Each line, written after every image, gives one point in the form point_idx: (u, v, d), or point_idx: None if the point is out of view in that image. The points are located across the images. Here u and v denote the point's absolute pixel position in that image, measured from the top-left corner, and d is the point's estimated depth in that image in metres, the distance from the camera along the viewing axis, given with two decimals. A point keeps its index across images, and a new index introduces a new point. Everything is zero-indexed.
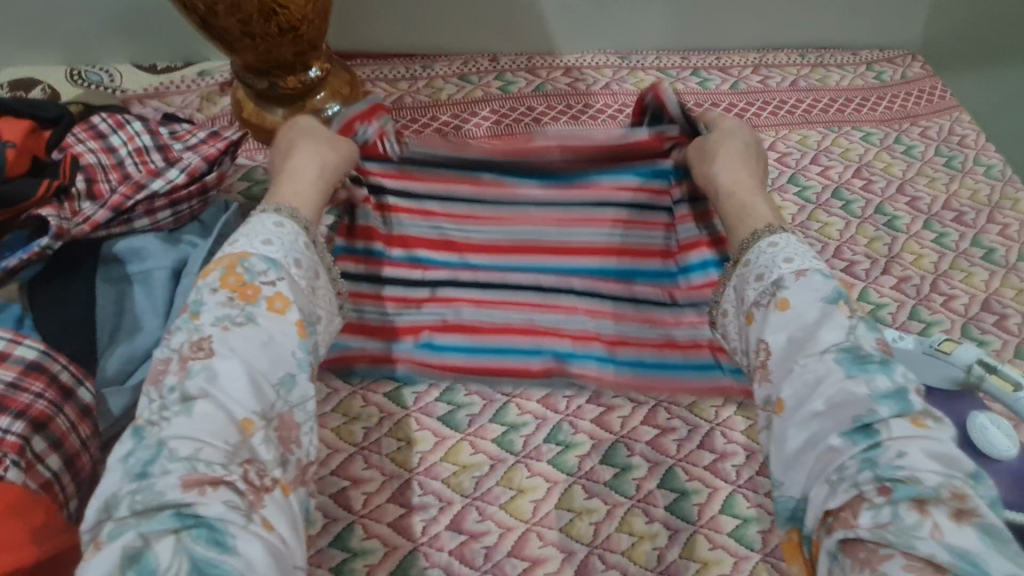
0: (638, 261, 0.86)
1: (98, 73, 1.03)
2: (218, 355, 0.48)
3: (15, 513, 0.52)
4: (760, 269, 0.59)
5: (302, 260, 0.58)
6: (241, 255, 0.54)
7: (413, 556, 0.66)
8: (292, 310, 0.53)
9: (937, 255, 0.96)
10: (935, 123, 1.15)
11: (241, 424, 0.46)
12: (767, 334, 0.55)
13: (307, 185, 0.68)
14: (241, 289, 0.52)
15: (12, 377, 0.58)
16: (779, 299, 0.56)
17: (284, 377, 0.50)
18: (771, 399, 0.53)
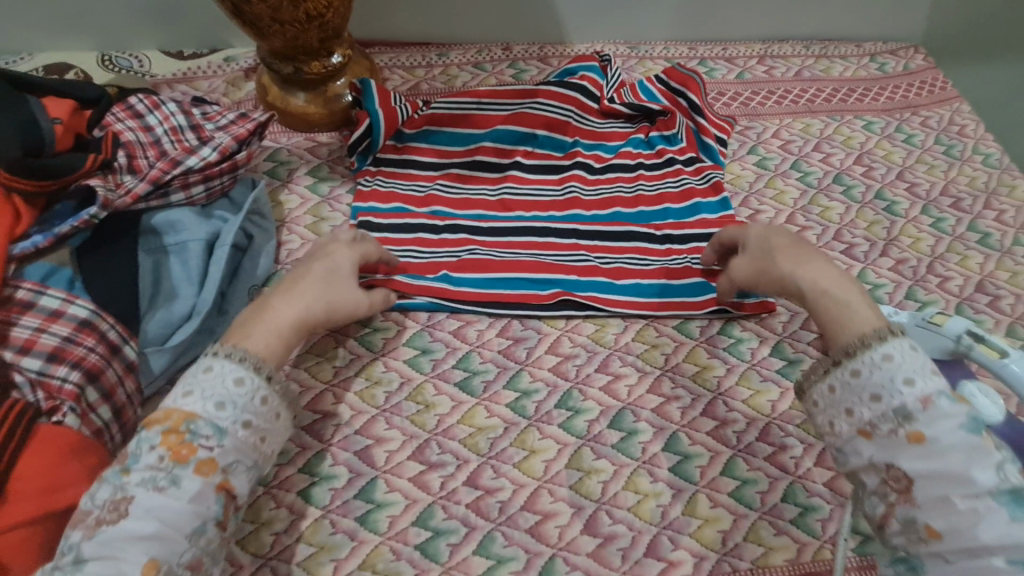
0: (642, 247, 0.92)
1: (128, 58, 1.08)
2: (132, 517, 0.51)
3: (75, 454, 0.57)
4: (875, 388, 0.58)
5: (253, 420, 0.58)
6: (188, 417, 0.55)
7: (433, 509, 0.71)
8: (219, 473, 0.54)
9: (934, 238, 1.00)
10: (936, 113, 1.18)
11: (144, 567, 0.49)
12: (899, 461, 0.55)
13: (279, 332, 0.63)
14: (176, 449, 0.54)
15: (67, 333, 0.62)
16: (910, 433, 0.55)
17: (198, 527, 0.53)
18: (919, 525, 0.54)
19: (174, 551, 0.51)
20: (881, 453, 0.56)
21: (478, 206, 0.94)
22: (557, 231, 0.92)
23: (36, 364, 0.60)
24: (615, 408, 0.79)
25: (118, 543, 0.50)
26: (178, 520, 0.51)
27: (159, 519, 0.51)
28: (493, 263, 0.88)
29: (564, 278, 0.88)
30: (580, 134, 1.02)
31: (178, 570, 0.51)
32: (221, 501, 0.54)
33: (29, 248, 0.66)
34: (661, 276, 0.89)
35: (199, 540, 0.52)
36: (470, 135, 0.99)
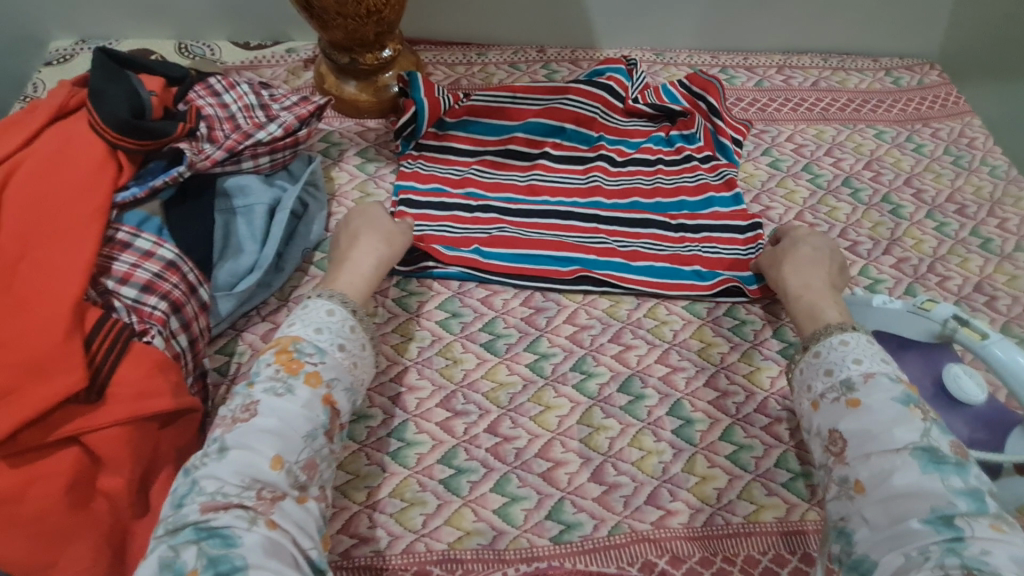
0: (658, 234, 0.99)
1: (201, 47, 1.20)
2: (260, 415, 0.60)
3: (163, 369, 0.66)
4: (830, 364, 0.69)
5: (345, 344, 0.69)
6: (294, 339, 0.67)
7: (456, 450, 0.79)
8: (324, 385, 0.65)
9: (936, 241, 1.05)
10: (947, 126, 1.24)
11: (272, 461, 0.57)
12: (838, 425, 0.64)
13: (361, 279, 0.79)
14: (288, 362, 0.64)
15: (157, 270, 0.73)
16: (848, 399, 0.65)
17: (310, 431, 0.62)
18: (850, 479, 0.61)
19: (293, 450, 0.59)
20: (825, 421, 0.66)
21: (508, 190, 1.03)
22: (580, 216, 1.01)
23: (132, 293, 0.70)
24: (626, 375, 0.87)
25: (252, 436, 0.58)
26: (294, 421, 0.61)
27: (279, 419, 0.60)
28: (519, 240, 0.96)
29: (585, 257, 0.96)
30: (608, 132, 1.11)
31: (296, 470, 0.59)
32: (328, 412, 0.63)
33: (128, 198, 0.77)
34: (673, 262, 0.96)
35: (312, 443, 0.61)
36: (506, 127, 1.08)
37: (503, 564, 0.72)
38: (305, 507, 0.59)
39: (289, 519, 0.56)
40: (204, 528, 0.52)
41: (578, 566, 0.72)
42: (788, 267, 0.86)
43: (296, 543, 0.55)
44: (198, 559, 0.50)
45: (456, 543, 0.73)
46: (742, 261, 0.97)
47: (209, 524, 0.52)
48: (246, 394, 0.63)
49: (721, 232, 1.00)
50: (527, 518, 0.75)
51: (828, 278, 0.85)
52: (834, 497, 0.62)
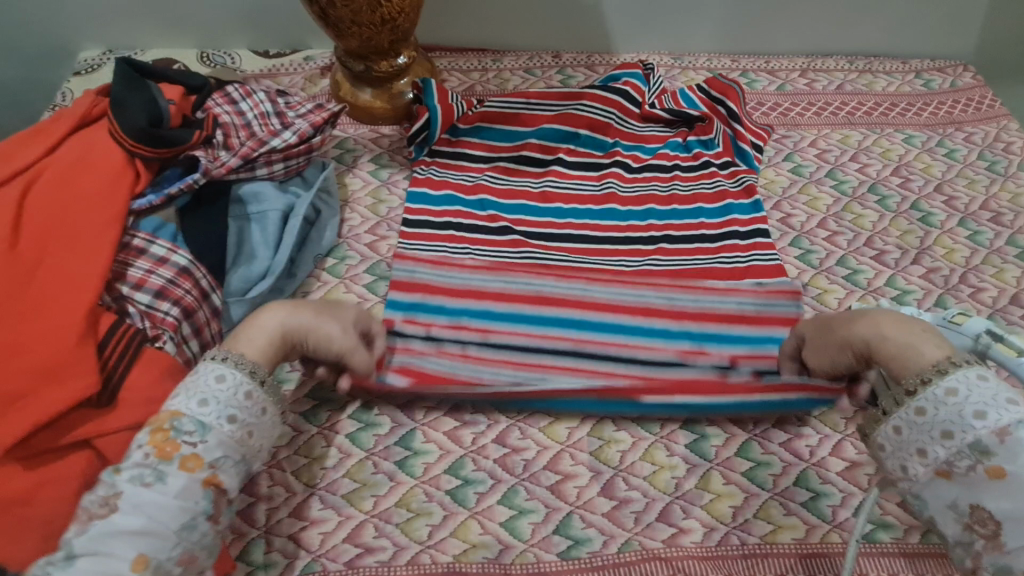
0: (672, 284, 0.92)
1: (222, 56, 1.22)
2: (121, 511, 0.54)
3: (172, 376, 0.67)
4: (944, 424, 0.57)
5: (238, 415, 0.61)
6: (173, 415, 0.59)
7: (464, 460, 0.78)
8: (205, 468, 0.58)
9: (969, 250, 1.01)
10: (981, 130, 1.18)
11: (133, 561, 0.52)
12: (983, 502, 0.55)
13: (265, 335, 0.67)
14: (161, 446, 0.57)
15: (170, 276, 0.73)
16: (994, 470, 0.54)
17: (187, 522, 0.56)
18: (1015, 572, 0.54)
19: (164, 546, 0.54)
20: (961, 495, 0.56)
21: (521, 197, 1.02)
22: (584, 265, 0.95)
23: (145, 299, 0.71)
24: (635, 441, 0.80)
25: (108, 539, 0.53)
26: (163, 516, 0.55)
27: (146, 514, 0.54)
28: (511, 297, 0.90)
29: (587, 317, 0.89)
30: (624, 137, 1.09)
31: (168, 563, 0.54)
32: (210, 495, 0.57)
33: (145, 205, 0.78)
34: (690, 319, 0.89)
35: (190, 534, 0.56)
36: (520, 133, 1.08)
37: None
38: None
39: None
40: None
41: None
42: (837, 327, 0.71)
43: None
44: None
45: (461, 556, 0.71)
46: (763, 271, 0.94)
47: None
48: (111, 482, 0.56)
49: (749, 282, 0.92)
50: (534, 531, 0.73)
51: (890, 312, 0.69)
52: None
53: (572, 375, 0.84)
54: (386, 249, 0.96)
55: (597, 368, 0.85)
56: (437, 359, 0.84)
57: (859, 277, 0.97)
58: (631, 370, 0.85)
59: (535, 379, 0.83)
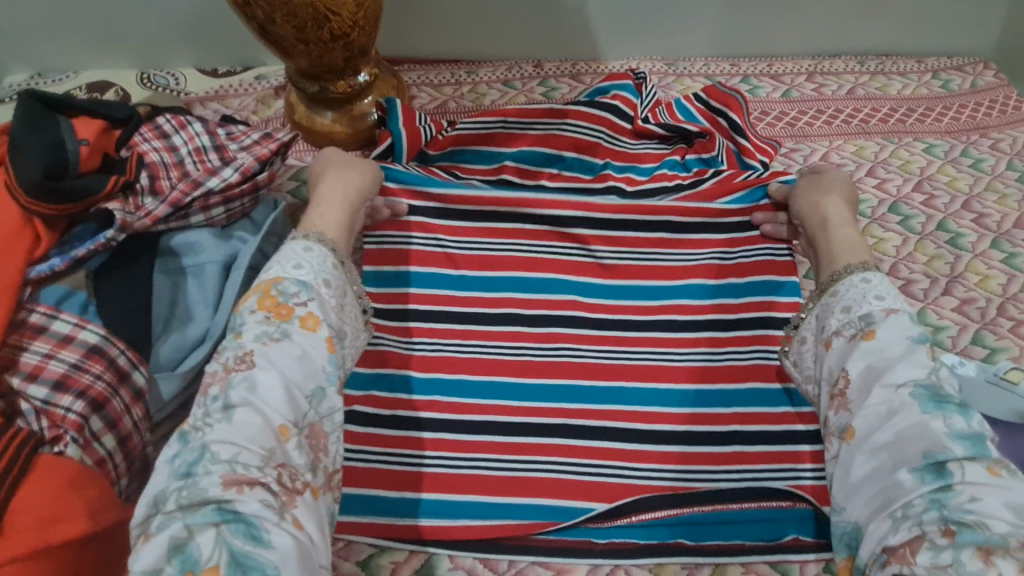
0: (670, 339, 0.81)
1: (165, 76, 1.09)
2: (258, 366, 0.55)
3: (75, 487, 0.56)
4: (849, 301, 0.65)
5: (330, 281, 0.65)
6: (276, 281, 0.61)
7: (439, 556, 0.69)
8: (322, 327, 0.61)
9: (1006, 276, 0.90)
10: (1009, 135, 1.07)
11: (278, 430, 0.53)
12: (846, 365, 0.61)
13: (340, 213, 0.74)
14: (276, 309, 0.59)
15: (75, 359, 0.62)
16: (865, 332, 0.61)
17: (315, 390, 0.57)
18: (843, 426, 0.59)
19: (296, 412, 0.55)
20: (837, 361, 0.63)
21: (500, 228, 0.88)
22: (571, 318, 0.83)
23: (42, 392, 0.60)
24: (629, 548, 0.69)
25: (259, 394, 0.54)
26: (298, 379, 0.56)
27: (280, 370, 0.55)
28: (489, 364, 0.79)
29: (573, 383, 0.78)
30: (616, 159, 0.97)
31: (306, 438, 0.55)
32: (331, 361, 0.60)
33: (45, 271, 0.67)
34: (688, 378, 0.78)
35: (320, 403, 0.57)
36: (497, 157, 0.95)
37: None
38: (317, 503, 0.54)
39: (310, 516, 0.52)
40: (228, 509, 0.47)
41: None
42: (818, 203, 0.80)
43: (317, 544, 0.51)
44: (218, 551, 0.45)
45: None
46: (757, 301, 0.82)
47: (233, 505, 0.48)
48: (235, 346, 0.57)
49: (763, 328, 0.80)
50: None
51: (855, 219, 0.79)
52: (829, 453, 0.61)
53: (563, 459, 0.73)
54: None
55: (591, 446, 0.74)
56: (399, 448, 0.73)
57: None
58: (625, 445, 0.74)
59: (518, 467, 0.73)
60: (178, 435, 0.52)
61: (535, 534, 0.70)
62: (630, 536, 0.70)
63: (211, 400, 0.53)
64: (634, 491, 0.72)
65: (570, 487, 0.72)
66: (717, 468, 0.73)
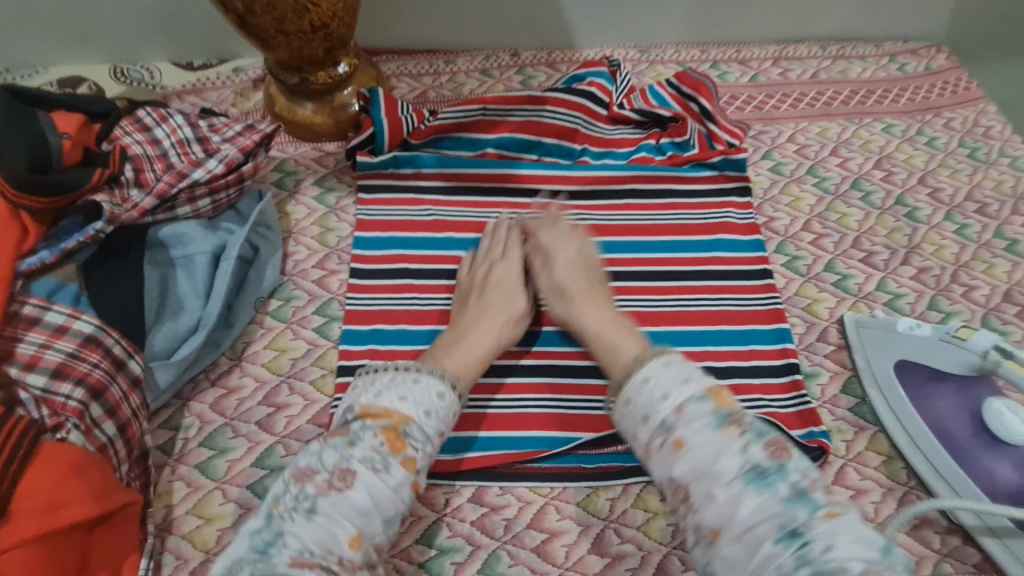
0: (645, 288, 0.89)
1: (139, 71, 1.08)
2: (357, 489, 0.56)
3: (77, 472, 0.57)
4: (643, 408, 0.63)
5: (445, 431, 0.64)
6: (405, 419, 0.61)
7: (437, 526, 0.70)
8: (417, 472, 0.60)
9: (958, 246, 0.96)
10: (960, 114, 1.14)
11: (352, 539, 0.55)
12: (673, 473, 0.59)
13: (475, 356, 0.72)
14: (393, 441, 0.59)
15: (72, 348, 0.63)
16: (673, 441, 0.59)
17: (392, 516, 0.58)
18: (702, 528, 0.56)
19: (372, 528, 0.57)
20: (661, 470, 0.60)
21: (485, 200, 0.94)
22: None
23: (41, 381, 0.60)
24: (617, 472, 0.73)
25: (343, 507, 0.55)
26: (383, 503, 0.57)
27: (370, 497, 0.56)
28: None
29: (559, 330, 0.83)
30: (594, 144, 1.01)
31: (372, 549, 0.57)
32: (411, 498, 0.59)
33: (35, 264, 0.67)
34: (660, 321, 0.86)
35: (388, 527, 0.58)
36: (479, 145, 0.98)
37: None
38: None
39: None
40: None
41: None
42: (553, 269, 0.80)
43: None
44: None
45: None
46: (720, 257, 0.92)
47: None
48: (345, 454, 0.58)
49: (726, 279, 0.90)
50: None
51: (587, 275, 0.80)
52: (693, 543, 0.57)
53: (555, 396, 0.78)
54: (336, 284, 0.86)
55: (580, 384, 0.79)
56: None
57: (848, 282, 0.91)
58: None
59: (511, 405, 0.77)
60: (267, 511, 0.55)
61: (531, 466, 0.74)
62: (618, 461, 0.74)
63: (302, 491, 0.56)
64: None
65: (562, 419, 0.76)
66: None
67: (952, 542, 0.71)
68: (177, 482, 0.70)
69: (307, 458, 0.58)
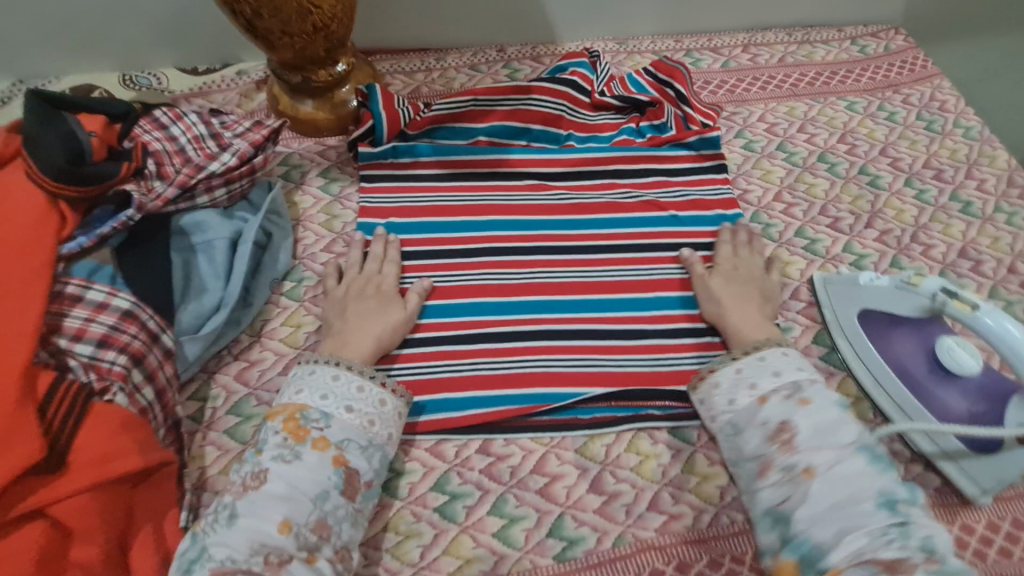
0: (631, 259, 0.95)
1: (147, 77, 1.14)
2: (270, 481, 0.62)
3: (127, 429, 0.63)
4: (775, 366, 0.73)
5: (353, 405, 0.70)
6: (301, 407, 0.68)
7: (449, 475, 0.77)
8: (334, 448, 0.66)
9: (917, 209, 1.04)
10: (917, 90, 1.23)
11: (280, 526, 0.60)
12: (791, 419, 0.67)
13: (363, 348, 0.77)
14: (295, 431, 0.66)
15: (113, 322, 0.69)
16: (799, 398, 0.69)
17: (320, 493, 0.63)
18: (799, 468, 0.64)
19: (301, 512, 0.61)
20: (776, 414, 0.68)
21: (479, 185, 1.01)
22: (545, 247, 0.95)
23: (88, 350, 0.67)
24: (609, 421, 0.81)
25: (262, 503, 0.61)
26: (304, 485, 0.63)
27: (288, 484, 0.63)
28: (479, 288, 0.91)
29: (552, 299, 0.90)
30: (578, 130, 1.08)
31: (306, 531, 0.61)
32: (338, 473, 0.65)
33: (75, 248, 0.74)
34: (648, 287, 0.92)
35: (321, 505, 0.63)
36: (472, 134, 1.05)
37: None
38: (313, 569, 0.59)
39: None
40: None
41: None
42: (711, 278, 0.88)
43: None
44: None
45: (457, 572, 0.71)
46: (700, 230, 0.98)
47: None
48: (256, 461, 0.65)
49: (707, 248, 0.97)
50: (528, 537, 0.73)
51: (763, 286, 0.87)
52: (774, 483, 0.65)
53: (550, 357, 0.85)
54: None
55: (573, 346, 0.87)
56: (406, 363, 0.84)
57: (817, 246, 0.99)
58: (605, 342, 0.87)
59: (511, 367, 0.84)
60: (190, 535, 0.61)
61: (531, 421, 0.81)
62: (610, 412, 0.82)
63: (221, 508, 0.62)
64: (610, 377, 0.84)
65: (558, 377, 0.84)
66: (677, 356, 0.87)
67: (915, 469, 0.79)
68: (208, 447, 0.76)
69: (231, 477, 0.65)
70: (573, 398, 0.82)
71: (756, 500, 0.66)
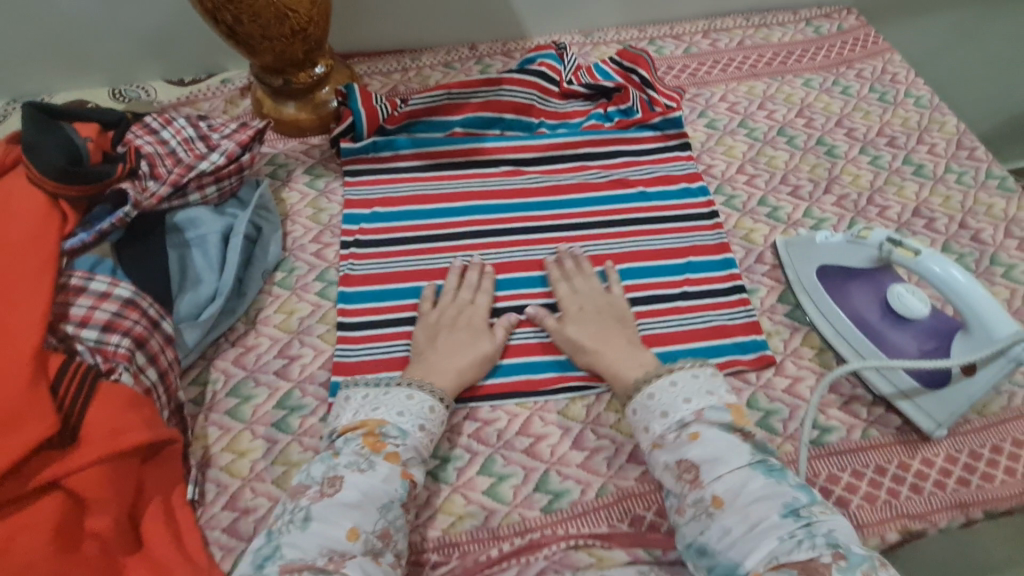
0: (604, 234, 1.00)
1: (135, 90, 1.19)
2: (345, 489, 0.66)
3: (134, 406, 0.68)
4: (664, 406, 0.74)
5: (425, 424, 0.74)
6: (380, 422, 0.72)
7: (439, 441, 0.81)
8: (402, 463, 0.70)
9: (872, 174, 1.10)
10: (869, 65, 1.29)
11: (349, 532, 0.63)
12: (686, 454, 0.69)
13: (451, 375, 0.80)
14: (374, 443, 0.70)
15: (116, 309, 0.74)
16: (688, 433, 0.70)
17: (386, 502, 0.67)
18: (708, 499, 0.66)
19: (368, 519, 0.65)
20: (670, 455, 0.70)
21: (456, 173, 1.06)
22: (522, 228, 1.01)
23: (94, 334, 0.72)
24: (591, 383, 0.86)
25: (334, 509, 0.65)
26: (375, 494, 0.67)
27: (360, 493, 0.66)
28: (461, 269, 0.96)
29: (530, 275, 0.96)
30: (549, 117, 1.14)
31: (373, 537, 0.64)
32: (405, 485, 0.69)
33: (78, 244, 0.78)
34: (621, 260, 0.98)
35: (387, 514, 0.66)
36: (448, 126, 1.10)
37: (499, 541, 0.74)
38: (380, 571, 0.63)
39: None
40: None
41: (572, 531, 0.75)
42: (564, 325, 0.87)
43: None
44: None
45: (450, 528, 0.75)
46: (669, 205, 1.04)
47: None
48: (330, 466, 0.69)
49: (676, 220, 1.02)
50: (517, 493, 0.77)
51: (604, 320, 0.87)
52: (691, 518, 0.66)
53: (531, 329, 0.90)
54: (332, 255, 0.97)
55: (553, 317, 0.91)
56: (398, 341, 0.88)
57: (779, 213, 1.05)
58: None
59: None
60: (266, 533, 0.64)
61: (516, 389, 0.86)
62: (592, 375, 0.86)
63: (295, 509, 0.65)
64: None
65: (540, 346, 0.89)
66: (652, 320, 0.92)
67: (877, 411, 0.85)
68: (211, 427, 0.80)
69: (304, 478, 0.68)
70: (553, 365, 0.87)
71: (679, 537, 0.67)
